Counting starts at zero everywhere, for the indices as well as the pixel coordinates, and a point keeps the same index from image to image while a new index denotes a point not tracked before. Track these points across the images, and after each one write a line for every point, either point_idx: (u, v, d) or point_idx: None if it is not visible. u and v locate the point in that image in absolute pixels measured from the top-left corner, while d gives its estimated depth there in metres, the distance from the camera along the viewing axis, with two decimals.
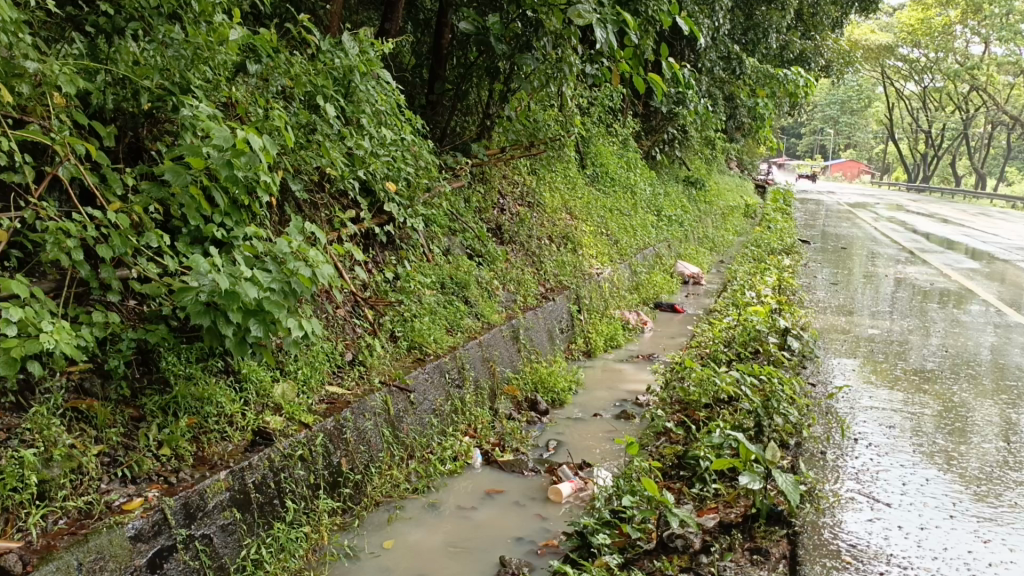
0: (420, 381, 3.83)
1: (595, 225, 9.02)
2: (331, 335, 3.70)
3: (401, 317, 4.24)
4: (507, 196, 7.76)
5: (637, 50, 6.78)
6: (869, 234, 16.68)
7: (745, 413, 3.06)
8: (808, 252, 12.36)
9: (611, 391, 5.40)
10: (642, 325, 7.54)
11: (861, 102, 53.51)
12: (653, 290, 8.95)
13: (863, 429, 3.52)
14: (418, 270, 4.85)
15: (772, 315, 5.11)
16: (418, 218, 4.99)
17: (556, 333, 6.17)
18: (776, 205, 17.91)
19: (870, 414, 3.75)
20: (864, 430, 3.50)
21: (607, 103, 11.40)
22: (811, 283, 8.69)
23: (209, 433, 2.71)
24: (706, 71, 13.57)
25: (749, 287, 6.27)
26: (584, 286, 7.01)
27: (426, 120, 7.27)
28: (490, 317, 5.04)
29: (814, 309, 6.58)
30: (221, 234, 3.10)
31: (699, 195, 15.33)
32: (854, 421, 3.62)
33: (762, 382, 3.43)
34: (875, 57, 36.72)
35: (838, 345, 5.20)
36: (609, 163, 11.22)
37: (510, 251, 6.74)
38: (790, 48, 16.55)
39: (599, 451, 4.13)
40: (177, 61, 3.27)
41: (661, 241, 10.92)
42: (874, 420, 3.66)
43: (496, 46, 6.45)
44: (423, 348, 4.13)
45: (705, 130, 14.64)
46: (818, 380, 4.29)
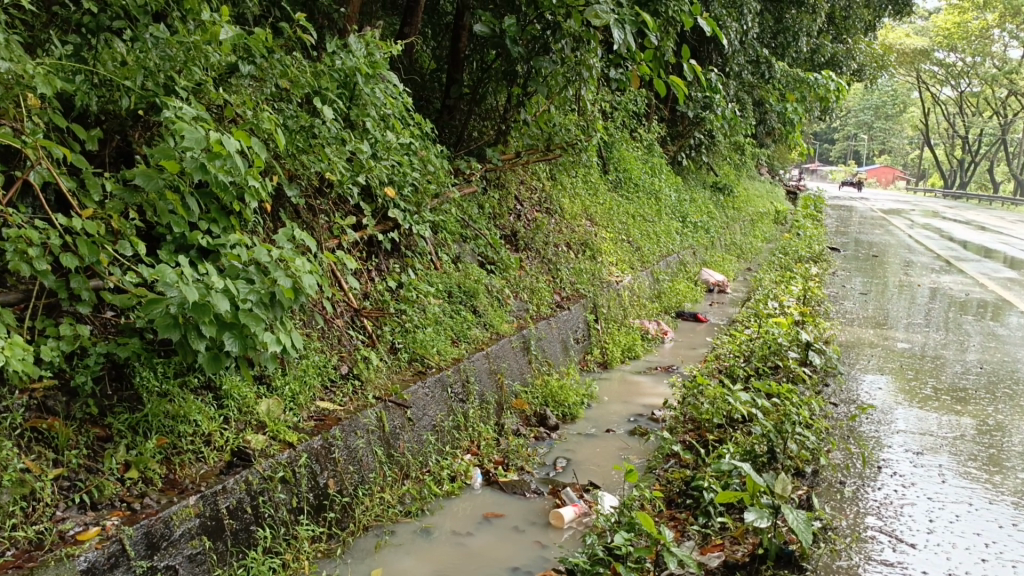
0: (419, 396, 3.65)
1: (616, 232, 8.81)
2: (325, 348, 3.54)
3: (402, 328, 4.07)
4: (524, 203, 7.59)
5: (658, 52, 6.56)
6: (903, 242, 16.24)
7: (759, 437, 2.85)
8: (839, 260, 12.02)
9: (625, 405, 5.19)
10: (662, 334, 7.30)
11: (895, 107, 52.61)
12: (676, 298, 8.72)
13: (889, 456, 3.28)
14: (424, 278, 4.69)
15: (795, 327, 4.87)
16: (425, 225, 4.83)
17: (571, 344, 5.97)
18: (807, 211, 17.54)
19: (897, 439, 3.51)
20: (889, 458, 3.26)
21: (631, 108, 11.18)
22: (840, 292, 8.39)
23: (182, 454, 2.55)
24: (733, 75, 13.29)
25: (773, 298, 6.02)
26: (602, 295, 6.80)
27: (440, 125, 7.13)
28: (499, 327, 4.85)
29: (841, 321, 6.30)
30: (205, 241, 2.95)
31: (726, 201, 15.03)
32: (879, 447, 3.38)
33: (779, 402, 3.20)
34: (910, 61, 36.04)
35: (866, 361, 4.93)
36: (633, 168, 11.00)
37: (525, 259, 6.56)
38: (821, 52, 16.19)
39: (608, 471, 3.92)
40: (163, 61, 3.13)
41: (686, 248, 10.67)
42: (901, 446, 3.42)
43: (512, 49, 6.27)
44: (424, 361, 3.95)
45: (733, 135, 14.35)
46: (842, 400, 4.05)
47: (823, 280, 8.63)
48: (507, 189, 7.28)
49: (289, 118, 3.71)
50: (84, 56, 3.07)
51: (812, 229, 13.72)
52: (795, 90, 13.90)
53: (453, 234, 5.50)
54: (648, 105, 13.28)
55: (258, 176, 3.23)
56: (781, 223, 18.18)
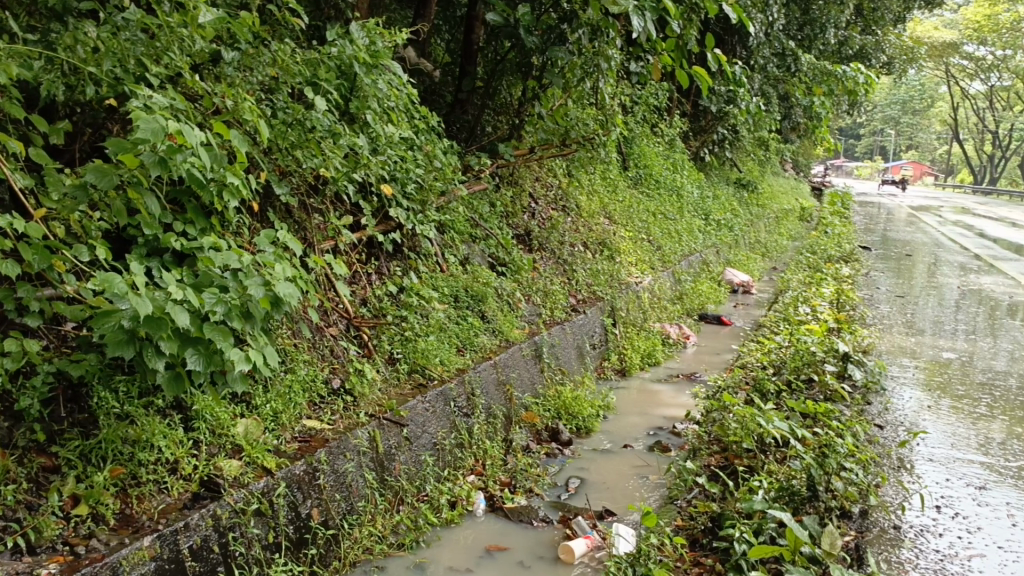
0: (417, 412, 3.37)
1: (636, 231, 8.48)
2: (315, 361, 3.26)
3: (403, 337, 3.78)
4: (539, 201, 7.29)
5: (680, 40, 6.22)
6: (934, 240, 15.75)
7: (797, 471, 2.54)
8: (869, 260, 11.59)
9: (644, 417, 4.87)
10: (684, 339, 6.95)
11: (922, 101, 51.68)
12: (699, 299, 8.36)
13: (947, 493, 2.95)
14: (428, 282, 4.40)
15: (830, 335, 4.52)
16: (430, 225, 4.55)
17: (587, 350, 5.65)
18: (834, 208, 17.07)
19: (953, 470, 3.17)
20: (949, 495, 2.93)
21: (651, 101, 10.83)
22: (873, 295, 8.01)
23: (142, 487, 2.26)
24: (758, 68, 12.91)
25: (803, 301, 5.66)
26: (620, 297, 6.48)
27: (451, 119, 6.80)
28: (509, 333, 4.56)
29: (877, 327, 5.94)
30: (177, 244, 2.68)
31: (750, 198, 14.63)
32: (933, 481, 3.05)
33: (820, 432, 2.88)
34: (939, 55, 35.25)
35: (909, 373, 4.58)
36: (654, 164, 10.66)
37: (539, 259, 6.26)
38: (849, 44, 15.76)
39: (625, 494, 3.62)
40: (133, 45, 2.85)
41: (709, 246, 10.31)
42: (959, 479, 3.08)
43: (526, 39, 5.95)
44: (425, 372, 3.67)
45: (758, 130, 13.95)
46: (888, 421, 3.71)
47: (853, 281, 8.25)
48: (521, 186, 6.98)
49: (279, 110, 3.43)
50: (49, 41, 2.80)
51: (840, 226, 13.29)
52: (822, 84, 13.50)
53: (462, 234, 5.21)
54: (670, 99, 12.93)
55: (242, 173, 2.96)
56: (807, 221, 17.73)
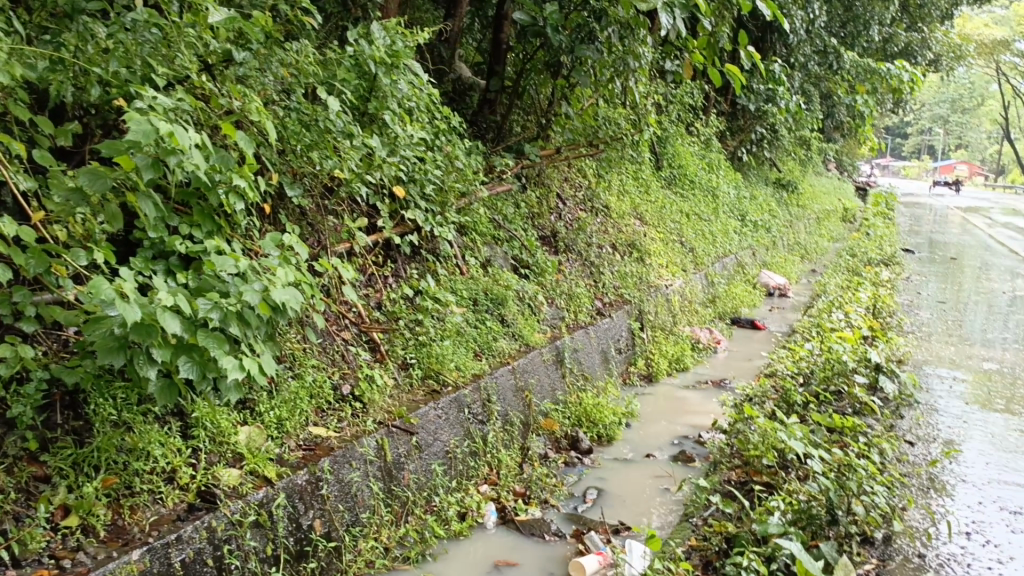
0: (430, 419, 3.30)
1: (668, 232, 8.33)
2: (325, 367, 3.20)
3: (418, 342, 3.71)
4: (567, 202, 7.18)
5: (713, 38, 6.06)
6: (981, 243, 15.28)
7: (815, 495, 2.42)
8: (911, 263, 11.27)
9: (668, 425, 4.75)
10: (715, 344, 6.77)
11: (972, 99, 50.38)
12: (732, 303, 8.18)
13: (979, 518, 2.79)
14: (446, 285, 4.33)
15: (862, 344, 4.36)
16: (450, 227, 4.48)
17: (613, 354, 5.54)
18: (877, 209, 16.67)
19: (986, 492, 3.01)
20: (980, 521, 2.77)
21: (686, 100, 10.65)
22: (913, 300, 7.76)
23: (136, 498, 2.22)
24: (798, 66, 12.64)
25: (837, 307, 5.48)
26: (649, 301, 6.34)
27: (477, 118, 6.70)
28: (530, 338, 4.48)
29: (914, 334, 5.74)
30: (181, 247, 2.64)
31: (789, 198, 14.34)
32: (965, 504, 2.89)
33: (844, 452, 2.75)
34: (989, 52, 34.31)
35: (947, 385, 4.39)
36: (688, 164, 10.49)
37: (565, 261, 6.16)
38: (894, 41, 15.37)
39: (644, 508, 3.51)
40: (142, 46, 2.82)
41: (744, 248, 10.10)
42: (992, 502, 2.92)
43: (554, 37, 5.85)
44: (439, 378, 3.60)
45: (798, 130, 13.66)
46: (920, 437, 3.54)
47: (893, 286, 8.00)
48: (549, 187, 6.88)
49: (292, 111, 3.39)
50: (57, 42, 2.78)
51: (881, 228, 12.95)
52: (864, 82, 13.16)
53: (484, 236, 5.14)
54: (707, 98, 12.73)
55: (250, 176, 2.92)
56: (848, 221, 17.34)
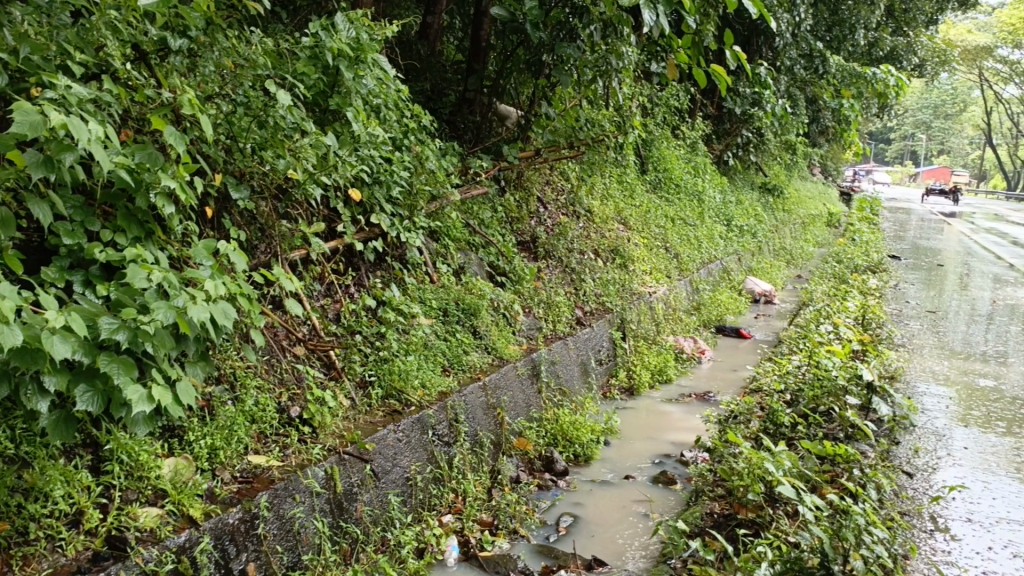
0: (388, 443, 3.03)
1: (652, 237, 8.07)
2: (270, 387, 2.90)
3: (379, 357, 3.42)
4: (547, 206, 6.91)
5: (698, 36, 5.80)
6: (967, 249, 15.13)
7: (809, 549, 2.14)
8: (899, 270, 11.07)
9: (649, 443, 4.47)
10: (699, 354, 6.52)
11: (956, 105, 50.54)
12: (717, 310, 7.92)
13: (990, 568, 2.52)
14: (413, 295, 4.05)
15: (854, 359, 4.10)
16: (417, 232, 4.20)
17: (592, 366, 5.27)
18: (863, 214, 16.51)
19: (997, 536, 2.74)
20: (992, 572, 2.49)
21: (671, 102, 10.42)
22: (902, 309, 7.53)
23: (30, 546, 1.93)
24: (785, 69, 12.44)
25: (825, 318, 5.23)
26: (631, 309, 6.07)
27: (457, 118, 6.44)
28: (503, 351, 4.21)
29: (906, 347, 5.49)
30: (99, 254, 2.34)
31: (776, 203, 14.14)
32: (973, 551, 2.62)
33: (838, 493, 2.50)
34: (973, 58, 34.35)
35: (942, 405, 4.13)
36: (674, 168, 10.25)
37: (544, 268, 5.87)
38: (880, 45, 15.26)
39: (621, 539, 3.24)
40: (60, 31, 2.51)
41: (730, 254, 9.86)
42: (1003, 548, 2.66)
43: (532, 35, 5.56)
44: (401, 398, 3.31)
45: (784, 134, 13.46)
46: (918, 466, 3.28)
47: (882, 294, 7.77)
48: (529, 190, 6.61)
49: (239, 106, 3.09)
50: None
51: (868, 233, 12.75)
52: (851, 86, 12.97)
53: (457, 241, 4.85)
54: (692, 101, 12.51)
55: (186, 176, 2.62)
56: (834, 226, 17.16)
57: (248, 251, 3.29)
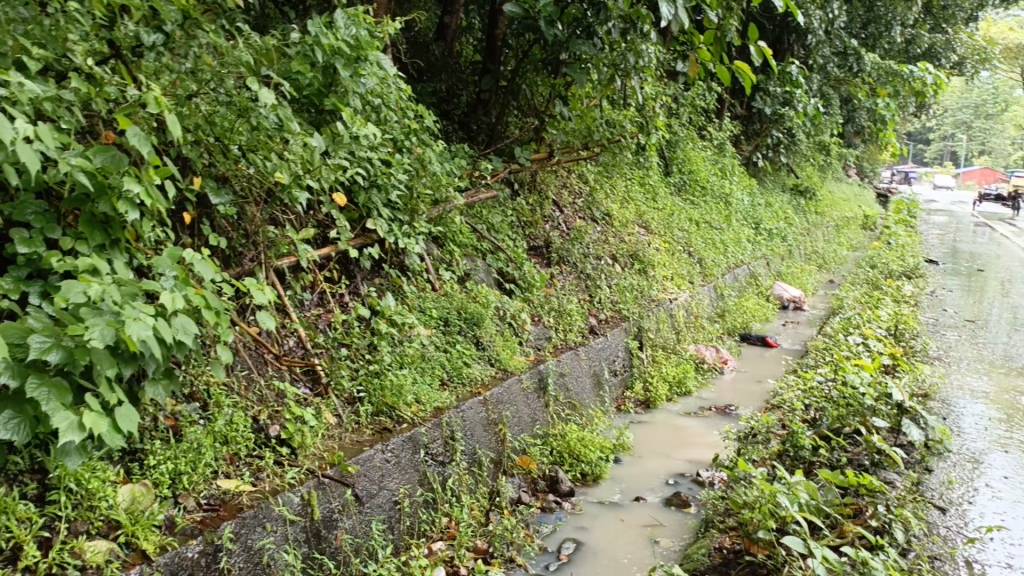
0: (375, 465, 2.85)
1: (675, 241, 7.82)
2: (248, 403, 2.73)
3: (370, 371, 3.25)
4: (565, 209, 6.70)
5: (720, 32, 5.55)
6: (1009, 253, 14.60)
7: None
8: (936, 276, 10.66)
9: (663, 460, 4.24)
10: (721, 363, 6.26)
11: (996, 104, 49.33)
12: (742, 317, 7.63)
13: None
14: (412, 304, 3.87)
15: (881, 375, 3.83)
16: (417, 238, 4.02)
17: (606, 378, 5.05)
18: (899, 217, 16.05)
19: None
20: None
21: (697, 102, 10.15)
22: (938, 318, 7.19)
23: None
24: (817, 67, 12.11)
25: (853, 328, 4.95)
26: (649, 317, 5.85)
27: (471, 118, 6.27)
28: (508, 363, 4.02)
29: (941, 360, 5.19)
30: (54, 263, 2.17)
31: (808, 205, 13.76)
32: None
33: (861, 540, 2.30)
34: (1014, 56, 33.43)
35: (982, 428, 3.84)
36: (700, 170, 9.98)
37: (558, 274, 5.66)
38: (917, 43, 14.83)
39: (625, 569, 3.03)
40: (21, 25, 2.36)
41: (758, 258, 9.57)
42: None
43: (546, 32, 5.35)
44: (393, 415, 3.15)
45: (816, 134, 13.10)
46: (951, 498, 3.00)
47: (916, 302, 7.44)
48: (545, 193, 6.40)
49: (221, 106, 2.92)
50: None
51: (902, 237, 12.34)
52: (886, 85, 12.58)
53: (463, 247, 4.66)
54: (721, 100, 12.22)
55: (157, 180, 2.46)
56: (868, 229, 16.71)
57: (233, 258, 3.12)
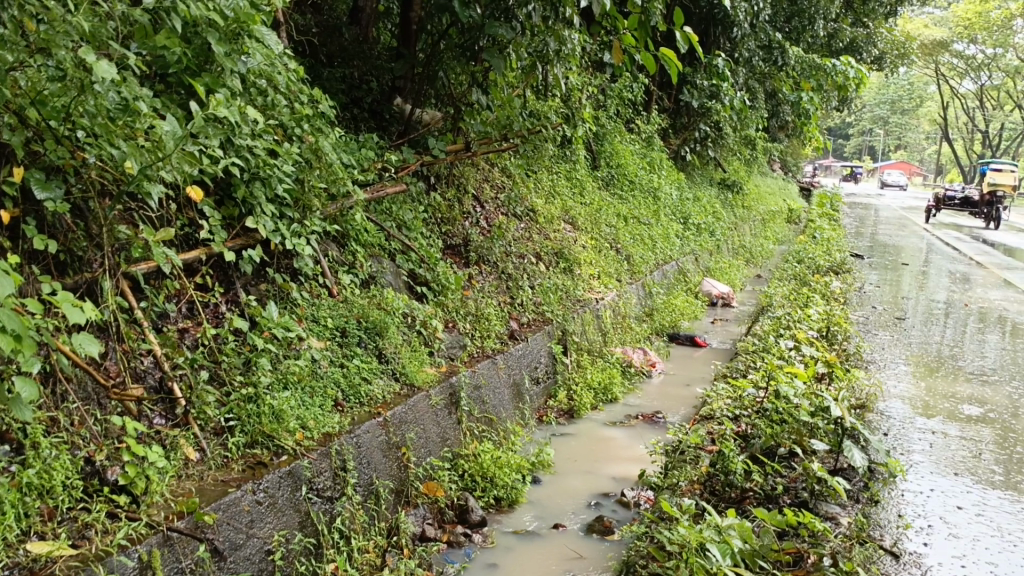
0: (242, 509, 2.42)
1: (602, 237, 7.49)
2: (79, 443, 2.24)
3: (244, 395, 2.79)
4: (486, 204, 6.30)
5: (644, 16, 5.22)
6: (930, 247, 14.82)
7: None
8: (863, 271, 10.64)
9: (587, 479, 3.88)
10: (650, 366, 5.96)
11: (912, 101, 50.94)
12: (672, 316, 7.37)
13: None
14: (302, 313, 3.43)
15: (818, 383, 3.56)
16: (308, 239, 3.56)
17: (527, 387, 4.68)
18: (824, 211, 16.17)
19: None
20: None
21: (625, 94, 9.89)
22: (869, 316, 7.05)
23: None
24: (743, 61, 12.01)
25: (785, 331, 4.69)
26: (574, 318, 5.50)
27: (382, 106, 5.75)
28: (414, 377, 3.61)
29: (877, 365, 4.99)
30: None
31: (735, 199, 13.68)
32: None
33: None
34: (929, 54, 34.35)
35: (927, 446, 3.58)
36: (628, 163, 9.70)
37: (477, 275, 5.25)
38: (839, 37, 14.96)
39: None
40: None
41: (687, 253, 9.35)
42: None
43: (461, 13, 4.96)
44: (270, 446, 2.71)
45: (743, 129, 13.00)
46: (899, 530, 2.71)
47: (845, 299, 7.30)
48: (464, 186, 5.97)
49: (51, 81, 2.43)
50: None
51: (828, 230, 12.33)
52: (810, 78, 12.59)
53: (367, 247, 4.22)
54: (648, 93, 11.99)
55: None
56: (793, 224, 16.78)
57: (72, 264, 2.61)
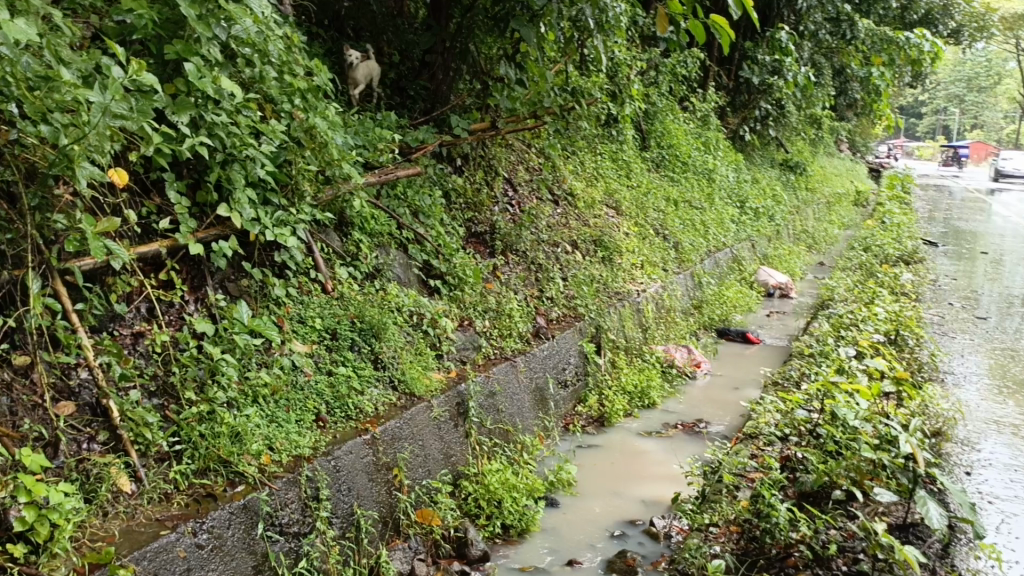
0: (176, 556, 2.02)
1: (648, 223, 6.96)
2: None
3: (199, 413, 2.40)
4: (520, 187, 5.83)
5: None
6: (1011, 233, 13.81)
7: None
8: (936, 260, 9.85)
9: (613, 503, 3.43)
10: (694, 365, 5.44)
11: (988, 78, 48.50)
12: (722, 308, 6.82)
13: None
14: (285, 314, 3.03)
15: (884, 403, 3.03)
16: (294, 229, 3.15)
17: (552, 391, 4.22)
18: (893, 194, 15.24)
19: None
20: None
21: (678, 70, 9.28)
22: (944, 315, 6.38)
23: None
24: (808, 35, 11.23)
25: (845, 337, 4.12)
26: (611, 315, 5.02)
27: (406, 83, 5.30)
28: (415, 385, 3.19)
29: (955, 377, 4.39)
30: None
31: (798, 181, 12.93)
32: None
33: None
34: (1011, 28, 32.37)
35: (1018, 491, 2.99)
36: (680, 144, 9.12)
37: (504, 266, 4.80)
38: (913, 8, 14.00)
39: None
40: None
41: (743, 240, 8.73)
42: None
43: None
44: (225, 473, 2.32)
45: (808, 107, 12.22)
46: None
47: (917, 294, 6.63)
48: (494, 168, 5.50)
49: None
50: None
51: (899, 215, 11.50)
52: (881, 53, 11.70)
53: (372, 236, 3.81)
54: (705, 68, 11.32)
55: None
56: (861, 207, 15.86)
57: None
